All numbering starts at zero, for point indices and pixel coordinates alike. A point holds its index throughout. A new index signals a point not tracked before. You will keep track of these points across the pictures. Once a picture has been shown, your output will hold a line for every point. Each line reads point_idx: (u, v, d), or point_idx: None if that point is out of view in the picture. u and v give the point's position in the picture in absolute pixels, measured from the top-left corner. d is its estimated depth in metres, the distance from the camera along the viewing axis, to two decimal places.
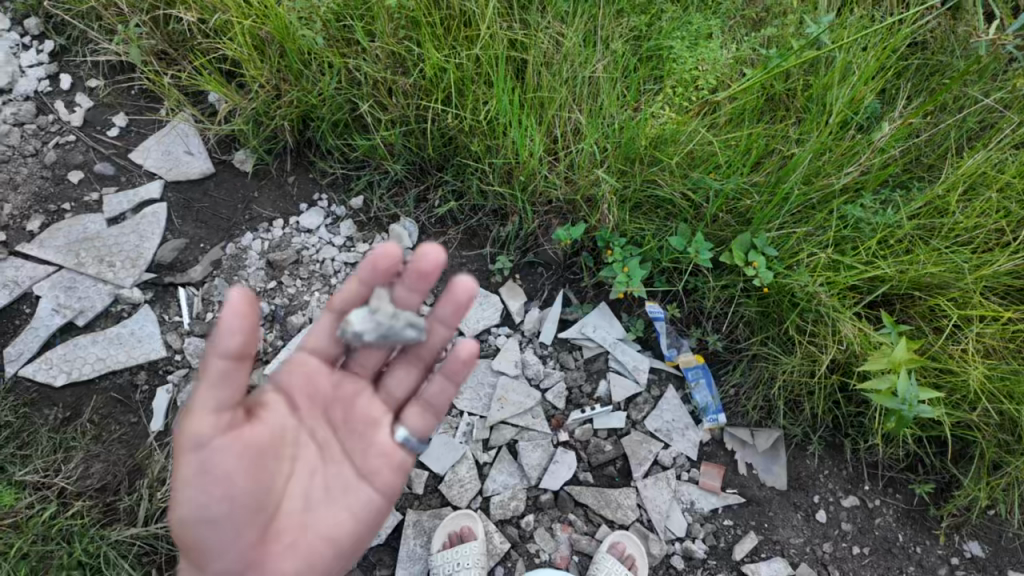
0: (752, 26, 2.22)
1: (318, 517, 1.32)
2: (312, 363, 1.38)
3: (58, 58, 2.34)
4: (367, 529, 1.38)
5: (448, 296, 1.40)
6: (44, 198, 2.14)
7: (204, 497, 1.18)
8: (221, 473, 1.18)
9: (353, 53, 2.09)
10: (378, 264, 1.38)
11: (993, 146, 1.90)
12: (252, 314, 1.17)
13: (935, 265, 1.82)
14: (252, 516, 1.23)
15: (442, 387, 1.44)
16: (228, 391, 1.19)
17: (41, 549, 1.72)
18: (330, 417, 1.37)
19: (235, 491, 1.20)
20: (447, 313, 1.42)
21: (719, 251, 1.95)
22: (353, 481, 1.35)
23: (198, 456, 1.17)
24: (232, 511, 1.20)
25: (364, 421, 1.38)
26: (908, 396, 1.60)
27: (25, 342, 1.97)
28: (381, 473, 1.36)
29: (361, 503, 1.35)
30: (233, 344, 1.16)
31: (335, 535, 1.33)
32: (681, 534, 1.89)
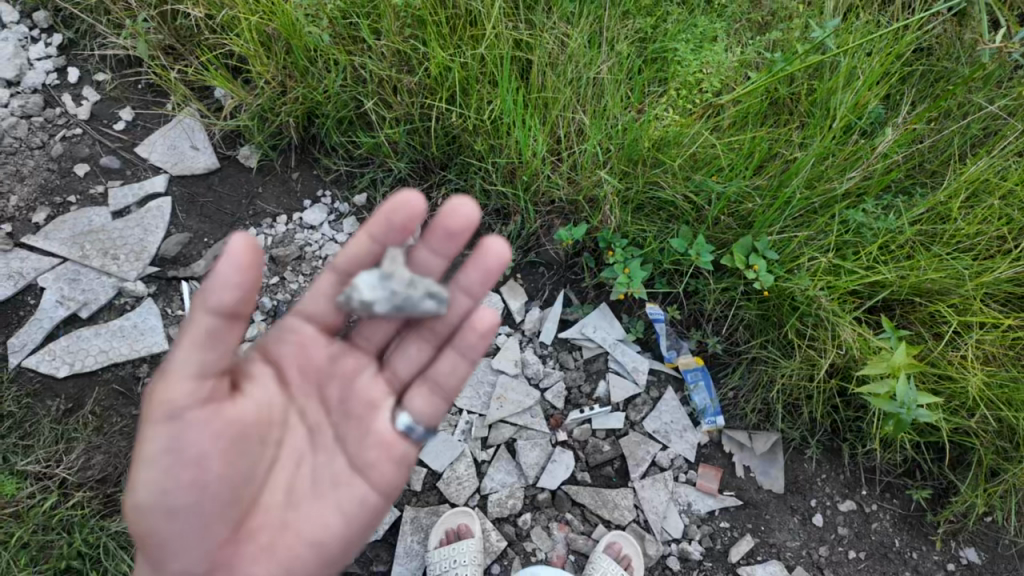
0: (757, 29, 2.23)
1: (300, 512, 1.28)
2: (308, 330, 1.36)
3: (66, 52, 2.35)
4: (358, 530, 1.33)
5: (479, 260, 1.43)
6: (50, 190, 2.16)
7: (171, 476, 1.14)
8: (194, 451, 1.14)
9: (358, 51, 2.10)
10: (398, 216, 1.37)
11: (997, 154, 1.90)
12: (251, 267, 1.13)
13: (936, 271, 1.81)
14: (223, 503, 1.20)
15: (455, 367, 1.42)
16: (212, 352, 1.15)
17: (41, 538, 1.74)
18: (323, 397, 1.35)
19: (206, 472, 1.16)
20: (474, 280, 1.43)
21: (720, 254, 1.96)
22: (344, 473, 1.31)
23: (167, 430, 1.13)
24: (204, 493, 1.16)
25: (360, 404, 1.34)
26: (906, 399, 1.59)
27: (29, 333, 1.99)
28: (376, 467, 1.31)
29: (350, 500, 1.30)
30: (225, 300, 1.12)
31: (320, 535, 1.28)
32: (677, 536, 1.90)
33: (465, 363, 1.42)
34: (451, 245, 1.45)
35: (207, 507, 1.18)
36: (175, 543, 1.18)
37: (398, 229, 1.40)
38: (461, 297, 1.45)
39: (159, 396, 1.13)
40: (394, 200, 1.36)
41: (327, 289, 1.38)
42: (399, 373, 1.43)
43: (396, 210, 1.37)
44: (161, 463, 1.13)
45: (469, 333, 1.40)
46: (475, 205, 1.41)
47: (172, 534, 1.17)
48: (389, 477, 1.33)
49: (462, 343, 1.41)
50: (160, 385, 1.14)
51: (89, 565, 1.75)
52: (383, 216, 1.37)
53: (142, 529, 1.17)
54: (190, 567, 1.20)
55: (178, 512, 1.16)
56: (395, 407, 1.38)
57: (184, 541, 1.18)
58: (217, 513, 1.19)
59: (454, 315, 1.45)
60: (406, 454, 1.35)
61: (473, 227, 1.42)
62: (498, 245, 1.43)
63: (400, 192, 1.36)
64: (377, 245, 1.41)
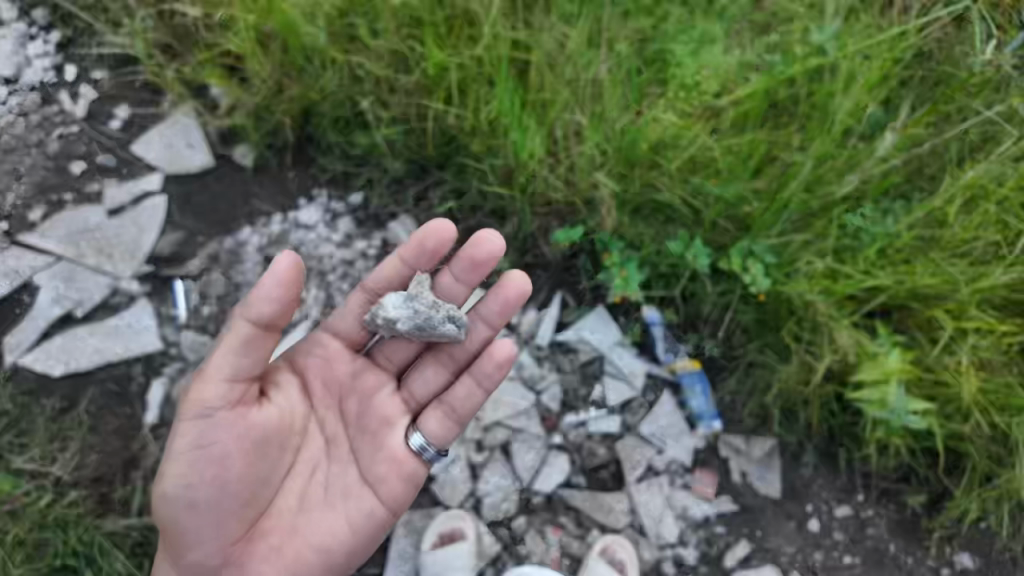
0: (758, 31, 2.20)
1: (311, 517, 1.48)
2: (334, 347, 1.56)
3: (64, 49, 2.28)
4: (362, 541, 1.50)
5: (500, 292, 1.56)
6: (46, 189, 2.15)
7: (197, 469, 1.38)
8: (217, 450, 1.38)
9: (355, 50, 2.09)
10: (430, 241, 1.56)
11: (994, 158, 1.86)
12: (290, 285, 1.36)
13: (933, 276, 1.79)
14: (239, 500, 1.42)
15: (471, 393, 1.55)
16: (244, 360, 1.38)
17: (37, 536, 1.78)
18: (342, 410, 1.54)
19: (226, 469, 1.39)
20: (494, 310, 1.57)
21: (717, 257, 1.95)
22: (354, 485, 1.50)
23: (198, 426, 1.38)
24: (221, 488, 1.40)
25: (374, 421, 1.52)
26: (897, 406, 1.72)
27: (25, 331, 1.99)
28: (384, 483, 1.49)
29: (357, 511, 1.49)
30: (260, 313, 1.35)
31: (325, 541, 1.47)
32: (673, 540, 1.88)
33: (479, 391, 1.55)
34: (475, 274, 1.60)
35: (225, 502, 1.41)
36: (195, 530, 1.41)
37: (429, 254, 1.58)
38: (480, 325, 1.59)
39: (194, 396, 1.38)
40: (428, 226, 1.55)
41: (357, 307, 1.58)
42: (416, 394, 1.58)
43: (429, 236, 1.56)
44: (189, 456, 1.38)
45: (485, 361, 1.54)
46: (501, 238, 1.56)
47: (193, 523, 1.41)
48: (394, 493, 1.50)
49: (478, 371, 1.54)
50: (198, 386, 1.40)
51: (84, 563, 1.78)
52: (416, 241, 1.56)
53: (169, 514, 1.41)
54: (208, 556, 1.44)
55: (200, 503, 1.40)
56: (408, 426, 1.54)
57: (203, 530, 1.41)
58: (233, 509, 1.42)
59: (473, 342, 1.60)
60: (414, 472, 1.52)
61: (496, 258, 1.57)
62: (518, 277, 1.56)
63: (434, 220, 1.55)
64: (410, 267, 1.60)
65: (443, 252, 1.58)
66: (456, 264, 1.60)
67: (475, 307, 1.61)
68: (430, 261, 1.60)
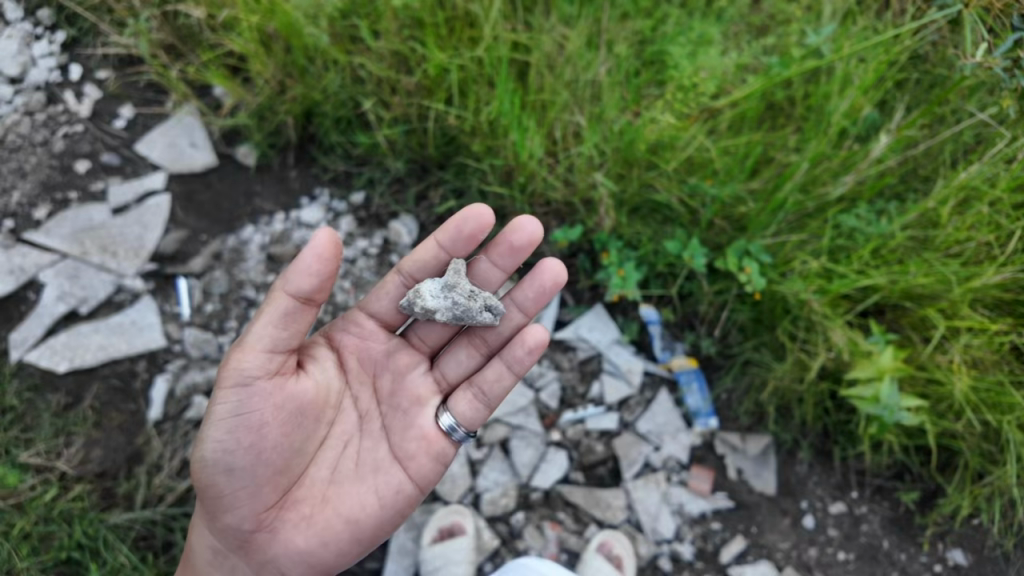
0: (755, 32, 2.27)
1: (342, 490, 1.47)
2: (370, 326, 1.56)
3: (69, 49, 2.32)
4: (391, 516, 1.50)
5: (535, 279, 1.55)
6: (51, 187, 2.17)
7: (234, 436, 1.36)
8: (256, 418, 1.37)
9: (357, 51, 2.13)
10: (468, 227, 1.50)
11: (989, 159, 1.83)
12: (327, 260, 1.35)
13: (925, 275, 1.80)
14: (274, 469, 1.41)
15: (501, 376, 1.53)
16: (285, 331, 1.37)
17: (42, 530, 1.80)
18: (375, 387, 1.55)
19: (264, 437, 1.38)
20: (529, 297, 1.56)
21: (714, 256, 1.97)
22: (385, 460, 1.50)
23: (237, 394, 1.36)
24: (259, 455, 1.38)
25: (407, 398, 1.53)
26: (890, 402, 1.67)
27: (30, 328, 2.01)
28: (414, 459, 1.50)
29: (387, 485, 1.49)
30: (303, 286, 1.34)
31: (356, 514, 1.46)
32: (669, 536, 1.91)
33: (509, 376, 1.53)
34: (512, 260, 1.56)
35: (259, 470, 1.39)
36: (230, 497, 1.40)
37: (465, 238, 1.53)
38: (515, 311, 1.57)
39: (234, 363, 1.36)
40: (465, 211, 1.49)
41: (392, 289, 1.56)
42: (448, 375, 1.58)
43: (466, 221, 1.50)
44: (227, 424, 1.36)
45: (517, 347, 1.52)
46: (541, 226, 1.52)
47: (228, 489, 1.39)
48: (424, 469, 1.51)
49: (509, 355, 1.52)
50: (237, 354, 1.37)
51: (88, 556, 1.80)
52: (454, 226, 1.51)
53: (203, 480, 1.39)
54: (239, 524, 1.42)
55: (236, 470, 1.38)
56: (439, 406, 1.54)
57: (237, 496, 1.40)
58: (268, 477, 1.41)
59: (506, 327, 1.58)
60: (443, 451, 1.53)
61: (535, 245, 1.53)
62: (555, 265, 1.54)
63: (473, 204, 1.49)
64: (445, 251, 1.55)
65: (479, 237, 1.53)
66: (493, 251, 1.56)
67: (511, 293, 1.58)
68: (466, 247, 1.55)
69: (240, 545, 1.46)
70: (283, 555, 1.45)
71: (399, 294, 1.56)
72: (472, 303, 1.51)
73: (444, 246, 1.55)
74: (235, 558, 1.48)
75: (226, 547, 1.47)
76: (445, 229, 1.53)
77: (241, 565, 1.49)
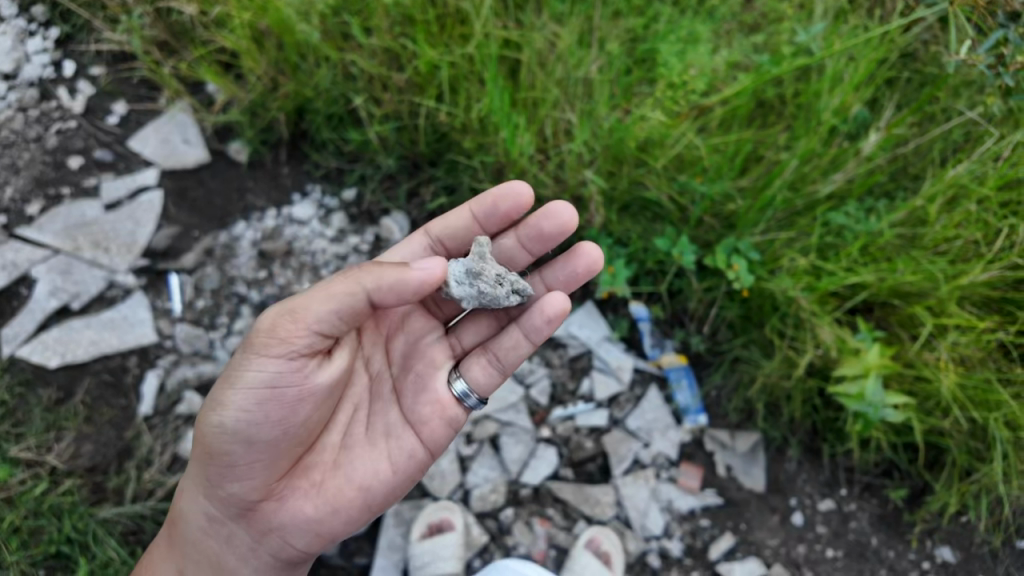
0: (747, 30, 2.28)
1: (353, 456, 1.46)
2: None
3: (63, 46, 2.31)
4: (402, 483, 1.48)
5: (569, 263, 1.54)
6: (45, 183, 2.17)
7: (262, 407, 1.35)
8: (286, 390, 1.35)
9: (349, 48, 2.13)
10: (504, 204, 1.52)
11: (976, 158, 1.85)
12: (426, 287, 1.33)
13: (913, 273, 1.81)
14: (292, 437, 1.41)
15: (518, 345, 1.50)
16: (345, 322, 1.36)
17: (31, 524, 1.79)
18: (387, 348, 1.55)
19: (292, 410, 1.38)
20: (559, 278, 1.56)
21: (704, 254, 1.97)
22: (396, 426, 1.48)
23: (274, 367, 1.33)
24: (281, 425, 1.38)
25: (422, 361, 1.51)
26: (875, 399, 1.67)
27: (22, 323, 2.01)
28: (427, 425, 1.46)
29: (399, 451, 1.46)
30: (384, 296, 1.33)
31: (366, 482, 1.45)
32: (658, 533, 1.90)
33: (525, 345, 1.50)
34: (541, 245, 1.55)
35: (279, 439, 1.39)
36: (243, 464, 1.39)
37: (499, 215, 1.55)
38: (541, 288, 1.57)
39: (277, 336, 1.32)
40: (505, 186, 1.51)
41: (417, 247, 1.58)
42: (463, 341, 1.57)
43: (504, 196, 1.52)
44: (255, 394, 1.34)
45: (537, 316, 1.47)
46: (576, 214, 1.51)
47: (243, 456, 1.38)
48: (437, 434, 1.47)
49: (528, 324, 1.48)
50: (283, 328, 1.33)
51: (77, 551, 1.80)
52: (490, 200, 1.52)
53: (217, 447, 1.38)
54: (248, 491, 1.43)
55: (256, 440, 1.37)
56: (452, 370, 1.51)
57: (250, 463, 1.40)
58: (286, 446, 1.41)
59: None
60: (456, 417, 1.48)
61: (569, 232, 1.52)
62: (591, 252, 1.53)
63: (514, 182, 1.52)
64: (475, 221, 1.57)
65: (513, 216, 1.55)
66: (524, 232, 1.55)
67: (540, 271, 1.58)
68: (500, 223, 1.57)
69: (244, 512, 1.45)
70: (288, 523, 1.45)
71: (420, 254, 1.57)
72: (497, 285, 1.45)
73: (476, 216, 1.56)
74: (234, 526, 1.47)
75: (227, 514, 1.46)
76: (480, 201, 1.54)
77: (239, 533, 1.48)
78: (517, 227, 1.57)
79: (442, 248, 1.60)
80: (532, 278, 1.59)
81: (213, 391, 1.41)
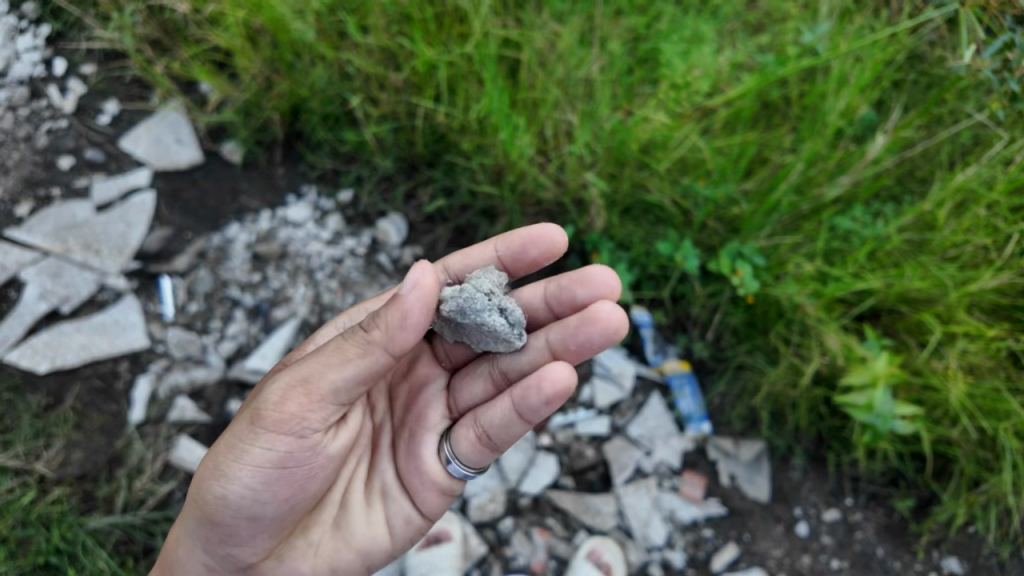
0: (751, 31, 2.26)
1: (351, 519, 1.40)
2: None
3: (53, 44, 2.23)
4: (399, 546, 1.45)
5: (585, 329, 1.33)
6: (34, 183, 2.11)
7: (272, 488, 1.24)
8: (299, 470, 1.25)
9: (345, 47, 2.08)
10: (534, 250, 1.41)
11: (985, 162, 1.79)
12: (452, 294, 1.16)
13: (921, 279, 1.77)
14: (300, 508, 1.31)
15: (510, 422, 1.32)
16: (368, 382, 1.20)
17: (19, 534, 1.73)
18: (392, 394, 1.49)
19: (301, 486, 1.28)
20: (571, 344, 1.35)
21: (707, 258, 1.93)
22: (394, 486, 1.42)
23: (286, 445, 1.21)
24: (289, 501, 1.28)
25: (415, 417, 1.43)
26: (883, 410, 1.63)
27: (10, 327, 1.96)
28: (425, 492, 1.40)
29: (394, 517, 1.42)
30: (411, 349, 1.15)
31: (366, 546, 1.41)
32: (661, 543, 1.85)
33: (518, 423, 1.32)
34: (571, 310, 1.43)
35: (289, 514, 1.30)
36: (245, 535, 1.29)
37: (528, 260, 1.44)
38: (544, 349, 1.38)
39: (291, 412, 1.19)
40: (538, 231, 1.40)
41: None
42: (459, 402, 1.43)
43: (536, 242, 1.41)
44: (264, 474, 1.22)
45: (531, 394, 1.27)
46: (620, 284, 1.40)
47: (244, 525, 1.27)
48: (431, 502, 1.41)
49: (522, 403, 1.29)
50: (296, 398, 1.20)
51: (66, 562, 1.74)
52: (522, 243, 1.41)
53: (219, 518, 1.26)
54: (247, 554, 1.33)
55: (261, 516, 1.27)
56: (442, 437, 1.40)
57: (252, 534, 1.29)
58: (291, 517, 1.31)
59: (529, 360, 1.38)
60: (452, 486, 1.42)
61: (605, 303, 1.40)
62: (613, 317, 1.32)
63: (551, 227, 1.40)
64: (500, 263, 1.45)
65: (541, 264, 1.45)
66: (550, 288, 1.45)
67: (550, 331, 1.38)
68: (525, 268, 1.46)
69: (242, 570, 1.36)
70: None
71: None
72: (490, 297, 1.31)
73: (501, 258, 1.45)
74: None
75: (227, 568, 1.35)
76: (508, 243, 1.43)
77: None
78: (548, 277, 1.47)
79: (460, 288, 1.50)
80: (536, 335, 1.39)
81: (212, 455, 1.27)
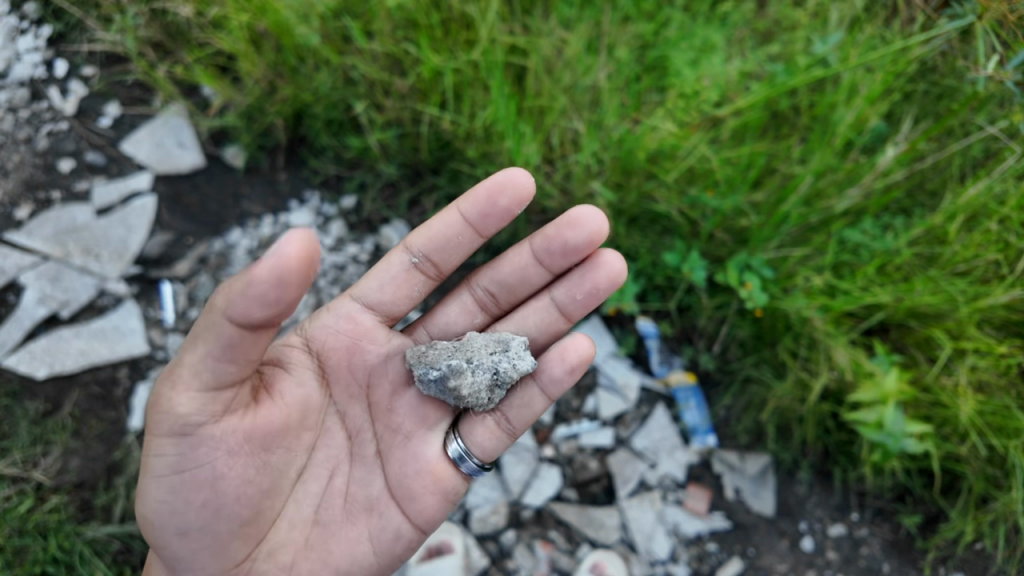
0: (760, 38, 2.24)
1: (330, 536, 1.35)
2: (366, 322, 1.42)
3: (54, 45, 2.22)
4: (386, 563, 1.39)
5: (588, 277, 1.46)
6: (34, 186, 2.09)
7: (180, 495, 1.22)
8: (208, 473, 1.23)
9: (350, 52, 2.08)
10: (504, 200, 1.41)
11: (996, 176, 1.77)
12: (313, 266, 1.12)
13: (933, 293, 1.74)
14: (235, 520, 1.26)
15: (530, 402, 1.42)
16: (227, 364, 1.17)
17: (16, 543, 1.70)
18: (369, 401, 1.40)
19: (214, 490, 1.23)
20: (576, 299, 1.47)
21: (715, 269, 1.92)
22: (378, 498, 1.37)
23: (175, 448, 1.21)
24: (213, 510, 1.24)
25: (410, 421, 1.40)
26: (894, 429, 1.59)
27: (9, 332, 1.94)
28: (419, 501, 1.36)
29: (382, 531, 1.37)
30: (242, 314, 1.10)
31: (347, 565, 1.35)
32: (664, 557, 1.83)
33: (539, 399, 1.43)
34: (564, 259, 1.45)
35: (222, 528, 1.25)
36: (187, 556, 1.26)
37: (500, 212, 1.43)
38: (552, 309, 1.49)
39: (168, 412, 1.19)
40: (504, 178, 1.40)
41: (396, 266, 1.45)
42: None
43: (503, 191, 1.40)
44: (167, 481, 1.22)
45: (554, 364, 1.40)
46: (605, 221, 1.42)
47: (176, 542, 1.25)
48: (428, 510, 1.37)
49: (547, 376, 1.41)
50: (167, 396, 1.20)
51: (63, 571, 1.71)
52: (489, 197, 1.40)
53: (155, 539, 1.26)
54: None
55: (190, 530, 1.24)
56: (447, 431, 1.42)
57: (194, 553, 1.26)
58: (232, 534, 1.26)
59: (540, 326, 1.50)
60: (453, 487, 1.40)
61: (596, 240, 1.43)
62: (614, 263, 1.45)
63: (512, 173, 1.40)
64: (469, 225, 1.44)
65: (515, 212, 1.44)
66: (538, 241, 1.46)
67: (554, 296, 1.49)
68: (498, 221, 1.44)
69: None
70: None
71: (403, 275, 1.45)
72: (492, 394, 1.40)
73: (469, 219, 1.43)
74: None
75: None
76: (474, 200, 1.42)
77: None
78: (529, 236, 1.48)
79: (430, 264, 1.47)
80: (540, 300, 1.50)
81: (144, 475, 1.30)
